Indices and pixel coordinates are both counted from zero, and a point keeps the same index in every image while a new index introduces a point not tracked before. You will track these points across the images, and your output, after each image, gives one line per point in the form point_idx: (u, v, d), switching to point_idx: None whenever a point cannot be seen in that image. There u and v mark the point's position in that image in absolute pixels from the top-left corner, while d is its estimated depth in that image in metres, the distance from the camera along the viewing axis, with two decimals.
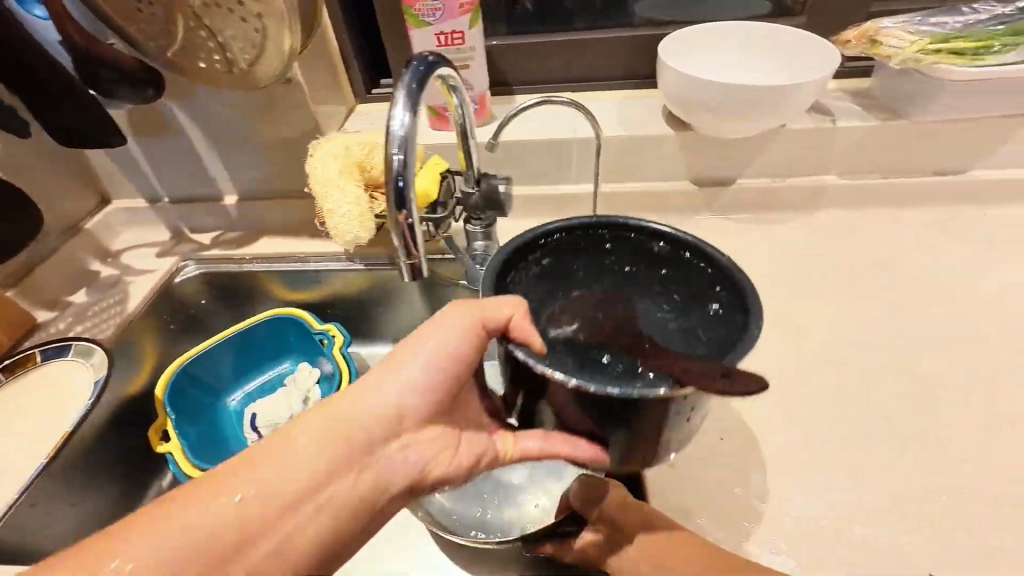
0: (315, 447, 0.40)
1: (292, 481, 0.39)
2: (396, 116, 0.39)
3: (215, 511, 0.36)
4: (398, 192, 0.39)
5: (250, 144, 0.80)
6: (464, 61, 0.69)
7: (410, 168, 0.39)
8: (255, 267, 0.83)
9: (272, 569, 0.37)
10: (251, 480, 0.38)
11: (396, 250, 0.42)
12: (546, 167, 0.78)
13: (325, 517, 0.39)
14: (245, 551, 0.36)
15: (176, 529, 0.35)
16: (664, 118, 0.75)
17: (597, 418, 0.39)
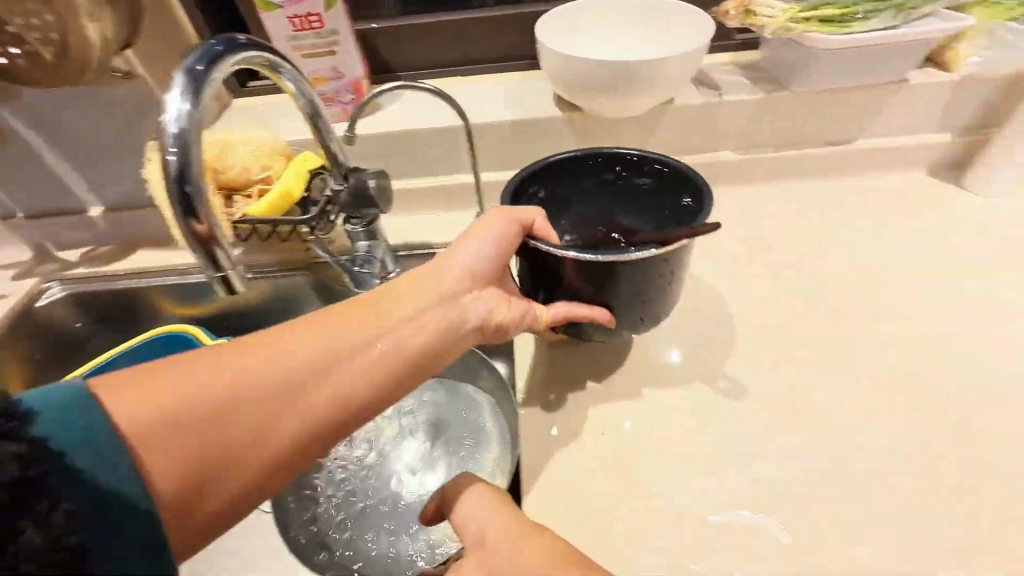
0: (398, 295, 0.46)
1: (385, 316, 0.44)
2: (171, 107, 0.34)
3: (332, 334, 0.42)
4: (186, 200, 0.35)
5: (105, 148, 0.72)
6: (329, 45, 0.64)
7: (198, 173, 0.35)
8: (128, 284, 0.75)
9: (389, 373, 0.43)
10: (347, 316, 0.43)
11: (201, 266, 0.39)
12: (433, 158, 0.73)
13: (422, 335, 0.45)
14: (346, 364, 0.41)
15: (291, 342, 0.40)
16: (554, 99, 0.71)
17: (605, 282, 0.50)
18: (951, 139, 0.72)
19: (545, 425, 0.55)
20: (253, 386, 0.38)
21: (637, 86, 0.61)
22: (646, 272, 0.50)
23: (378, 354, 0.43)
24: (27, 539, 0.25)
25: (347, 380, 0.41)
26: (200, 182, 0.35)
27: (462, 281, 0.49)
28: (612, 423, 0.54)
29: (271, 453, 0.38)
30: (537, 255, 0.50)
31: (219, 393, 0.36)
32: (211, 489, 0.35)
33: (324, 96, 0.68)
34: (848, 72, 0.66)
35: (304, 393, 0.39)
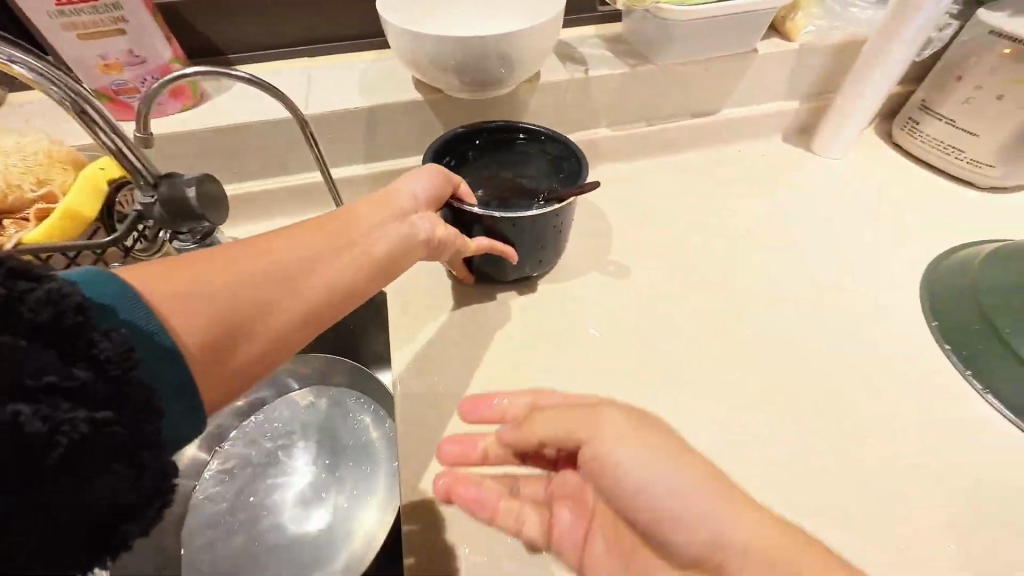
0: (380, 201, 0.45)
1: (372, 220, 0.43)
2: None
3: (305, 237, 0.39)
4: None
5: None
6: (114, 22, 0.52)
7: None
8: None
9: (359, 276, 0.40)
10: (336, 218, 0.42)
11: None
12: (281, 154, 0.64)
13: (390, 242, 0.43)
14: (342, 258, 0.40)
15: (287, 236, 0.38)
16: (414, 81, 0.64)
17: (515, 234, 0.55)
18: (798, 106, 0.77)
19: (425, 441, 0.49)
20: (248, 271, 0.34)
21: (494, 65, 0.57)
22: (546, 226, 0.56)
23: (370, 252, 0.42)
24: (103, 347, 0.26)
25: (325, 277, 0.38)
26: None
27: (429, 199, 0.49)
28: (498, 427, 0.50)
29: (283, 334, 0.35)
30: (461, 214, 0.53)
31: (231, 272, 0.34)
32: (224, 367, 0.33)
33: (123, 86, 0.56)
34: (701, 44, 0.67)
35: (308, 281, 0.37)
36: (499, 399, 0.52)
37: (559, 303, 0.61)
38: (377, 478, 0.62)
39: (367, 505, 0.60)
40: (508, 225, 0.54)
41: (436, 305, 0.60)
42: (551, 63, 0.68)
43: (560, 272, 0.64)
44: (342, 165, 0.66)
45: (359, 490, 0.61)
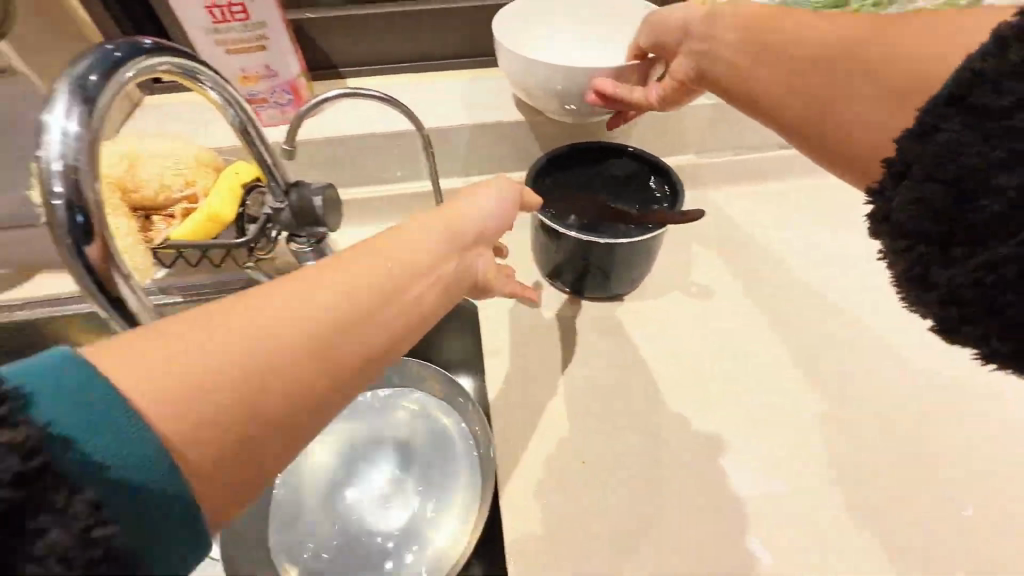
0: (448, 223, 0.34)
1: (435, 242, 0.32)
2: (54, 126, 0.27)
3: (336, 279, 0.26)
4: (74, 228, 0.27)
5: None
6: (258, 39, 0.56)
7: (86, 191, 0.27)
8: (31, 315, 0.66)
9: (415, 331, 0.29)
10: (385, 242, 0.29)
11: (96, 304, 0.30)
12: (386, 164, 0.67)
13: (452, 281, 0.32)
14: (398, 309, 0.27)
15: (313, 283, 0.25)
16: (513, 102, 0.67)
17: (611, 254, 0.57)
18: None
19: (525, 456, 0.52)
20: (265, 352, 0.23)
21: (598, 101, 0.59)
22: (642, 247, 0.57)
23: (429, 291, 0.30)
24: (54, 535, 0.18)
25: (374, 342, 0.26)
26: (96, 216, 0.28)
27: (496, 219, 0.38)
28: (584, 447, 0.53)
29: (317, 415, 0.24)
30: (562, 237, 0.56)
31: (226, 344, 0.22)
32: (237, 484, 0.22)
33: (255, 97, 0.61)
34: None
35: (344, 344, 0.25)
36: (583, 420, 0.55)
37: (646, 328, 0.62)
38: (462, 486, 0.64)
39: (450, 512, 0.62)
40: (601, 249, 0.57)
41: (523, 320, 0.63)
42: None
43: (646, 297, 0.65)
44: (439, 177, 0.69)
45: (444, 495, 0.63)
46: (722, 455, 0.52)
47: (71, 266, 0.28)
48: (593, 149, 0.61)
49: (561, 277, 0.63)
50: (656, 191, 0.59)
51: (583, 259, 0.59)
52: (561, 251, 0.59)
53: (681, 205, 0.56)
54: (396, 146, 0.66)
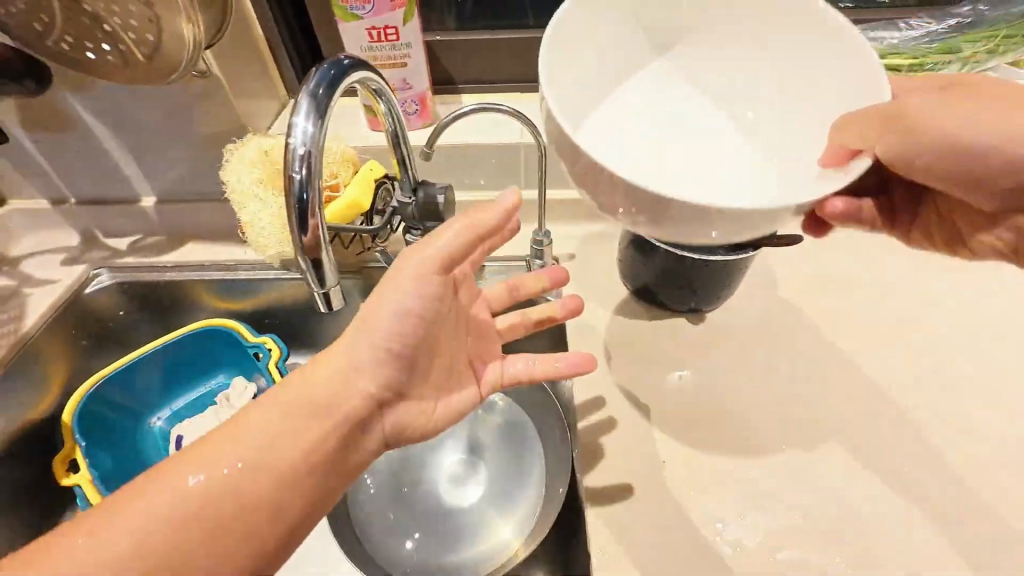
0: (308, 404, 0.44)
1: (309, 422, 0.44)
2: (297, 128, 0.35)
3: (195, 479, 0.40)
4: (302, 208, 0.35)
5: (167, 145, 0.72)
6: (402, 57, 0.65)
7: (315, 182, 0.35)
8: (180, 276, 0.78)
9: (270, 505, 0.41)
10: (236, 445, 0.41)
11: (303, 273, 0.38)
12: (493, 172, 0.74)
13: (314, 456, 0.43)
14: (254, 498, 0.41)
15: (181, 487, 0.40)
16: None
17: (702, 273, 0.60)
18: None
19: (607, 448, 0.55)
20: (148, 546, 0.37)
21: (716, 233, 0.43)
22: (734, 268, 0.60)
23: (293, 472, 0.42)
24: None
25: (231, 527, 0.40)
26: (317, 200, 0.35)
27: (376, 372, 0.46)
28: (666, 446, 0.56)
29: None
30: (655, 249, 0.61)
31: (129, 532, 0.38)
32: None
33: None
34: None
35: (221, 519, 0.40)
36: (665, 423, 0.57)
37: (724, 345, 0.64)
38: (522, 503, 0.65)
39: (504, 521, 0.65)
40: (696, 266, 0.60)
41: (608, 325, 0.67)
42: None
43: (729, 315, 0.67)
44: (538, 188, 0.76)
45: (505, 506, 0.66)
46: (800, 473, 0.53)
47: (293, 237, 0.36)
48: None
49: (647, 290, 0.66)
50: None
51: (672, 275, 0.62)
52: (651, 264, 0.63)
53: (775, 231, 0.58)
54: (505, 157, 0.73)
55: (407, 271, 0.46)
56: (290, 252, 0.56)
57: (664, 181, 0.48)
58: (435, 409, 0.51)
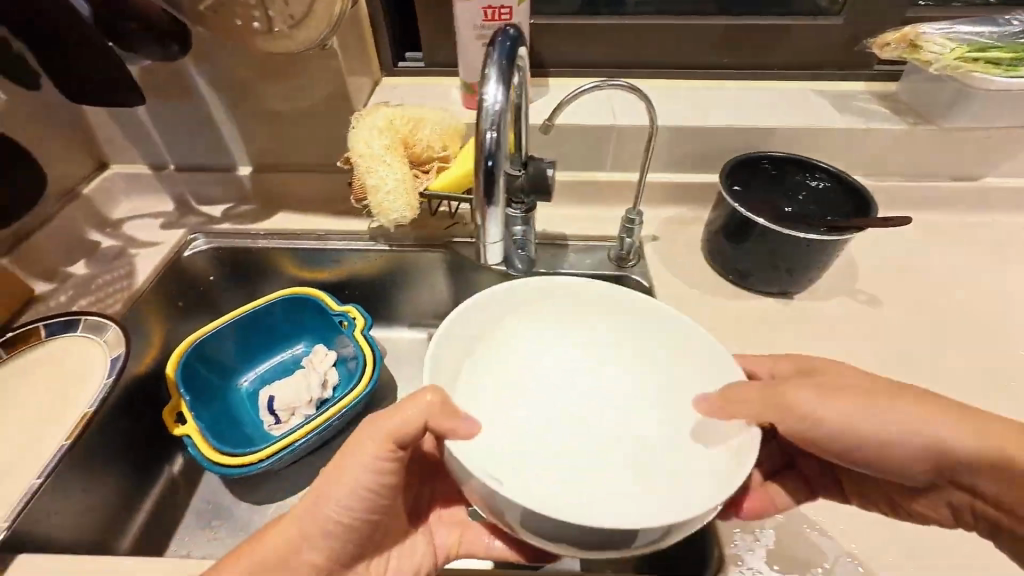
0: (271, 566, 0.44)
1: None
2: (489, 94, 0.37)
3: None
4: (489, 172, 0.38)
5: (272, 115, 0.76)
6: None
7: (502, 148, 0.38)
8: (271, 244, 0.80)
9: None
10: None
11: (478, 232, 0.42)
12: (581, 154, 0.77)
13: None
14: None
15: None
16: (701, 111, 0.75)
17: (801, 254, 0.62)
18: None
19: None
20: None
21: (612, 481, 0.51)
22: (832, 250, 0.62)
23: None
24: None
25: None
26: (503, 162, 0.39)
27: (334, 544, 0.48)
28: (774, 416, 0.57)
29: None
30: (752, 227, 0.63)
31: None
32: None
33: None
34: (992, 113, 0.69)
35: None
36: None
37: (812, 326, 0.66)
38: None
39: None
40: (797, 245, 0.61)
41: (698, 303, 0.69)
42: (829, 111, 0.75)
43: (813, 299, 0.69)
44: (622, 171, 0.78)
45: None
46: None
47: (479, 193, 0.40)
48: (789, 164, 0.66)
49: (739, 272, 0.69)
50: (843, 208, 0.64)
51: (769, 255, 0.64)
52: (747, 245, 0.65)
53: (873, 216, 0.60)
54: (595, 139, 0.75)
55: (367, 447, 0.46)
56: (411, 216, 0.58)
57: (537, 441, 0.54)
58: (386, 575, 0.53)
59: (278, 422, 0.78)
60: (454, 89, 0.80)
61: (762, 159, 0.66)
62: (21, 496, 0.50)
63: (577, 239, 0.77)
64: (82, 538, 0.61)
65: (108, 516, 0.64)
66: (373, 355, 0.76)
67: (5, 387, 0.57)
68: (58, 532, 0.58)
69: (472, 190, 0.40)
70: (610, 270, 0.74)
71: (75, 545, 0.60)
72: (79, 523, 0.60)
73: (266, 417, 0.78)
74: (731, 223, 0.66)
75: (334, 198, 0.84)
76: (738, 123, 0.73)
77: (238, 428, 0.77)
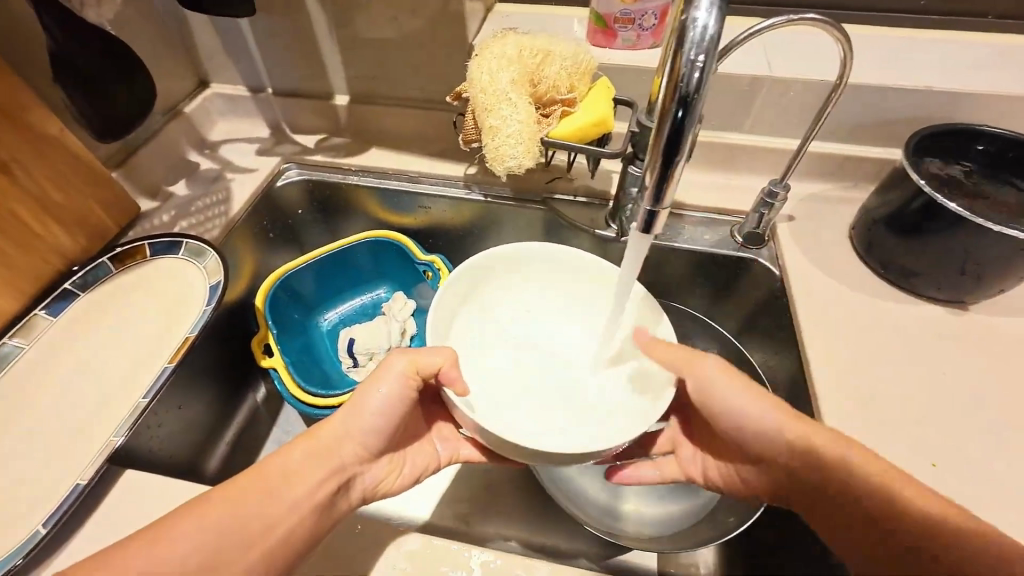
0: (320, 455, 0.44)
1: (307, 475, 0.43)
2: (699, 17, 0.28)
3: (192, 533, 0.37)
4: (681, 120, 0.30)
5: (375, 39, 0.69)
6: None
7: (704, 89, 0.29)
8: (361, 180, 0.76)
9: None
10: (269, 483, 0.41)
11: (642, 194, 0.34)
12: (721, 110, 0.65)
13: (304, 513, 0.41)
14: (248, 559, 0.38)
15: (170, 532, 0.36)
16: (885, 66, 0.61)
17: (1008, 258, 0.49)
18: None
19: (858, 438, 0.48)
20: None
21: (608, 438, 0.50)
22: None
23: (285, 523, 0.40)
24: None
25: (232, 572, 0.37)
26: (699, 109, 0.30)
27: (375, 437, 0.47)
28: (944, 451, 0.47)
29: None
30: (943, 216, 0.50)
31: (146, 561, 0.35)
32: None
33: (625, 15, 0.60)
34: None
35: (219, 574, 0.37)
36: (936, 427, 0.48)
37: (993, 345, 0.54)
38: (694, 502, 0.59)
39: (595, 499, 0.59)
40: (1007, 246, 0.48)
41: (847, 302, 0.58)
42: None
43: (993, 313, 0.57)
44: (764, 134, 0.67)
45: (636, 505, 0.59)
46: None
47: (658, 149, 0.31)
48: (1003, 140, 0.53)
49: (899, 269, 0.57)
50: None
51: (961, 253, 0.51)
52: (927, 239, 0.53)
53: None
54: (741, 92, 0.63)
55: (391, 372, 0.45)
56: (529, 164, 0.51)
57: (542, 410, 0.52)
58: (404, 465, 0.51)
59: (356, 364, 0.77)
60: (576, 22, 0.69)
61: (965, 130, 0.54)
62: (127, 412, 0.50)
63: (698, 209, 0.67)
64: (176, 453, 0.62)
65: (199, 434, 0.65)
66: None
67: (116, 301, 0.58)
68: (157, 447, 0.59)
69: (648, 140, 0.32)
70: (733, 251, 0.64)
71: (170, 456, 0.61)
72: (178, 439, 0.62)
73: (345, 358, 0.78)
74: (903, 214, 0.55)
75: (430, 138, 0.79)
76: (935, 84, 0.58)
77: (318, 364, 0.77)
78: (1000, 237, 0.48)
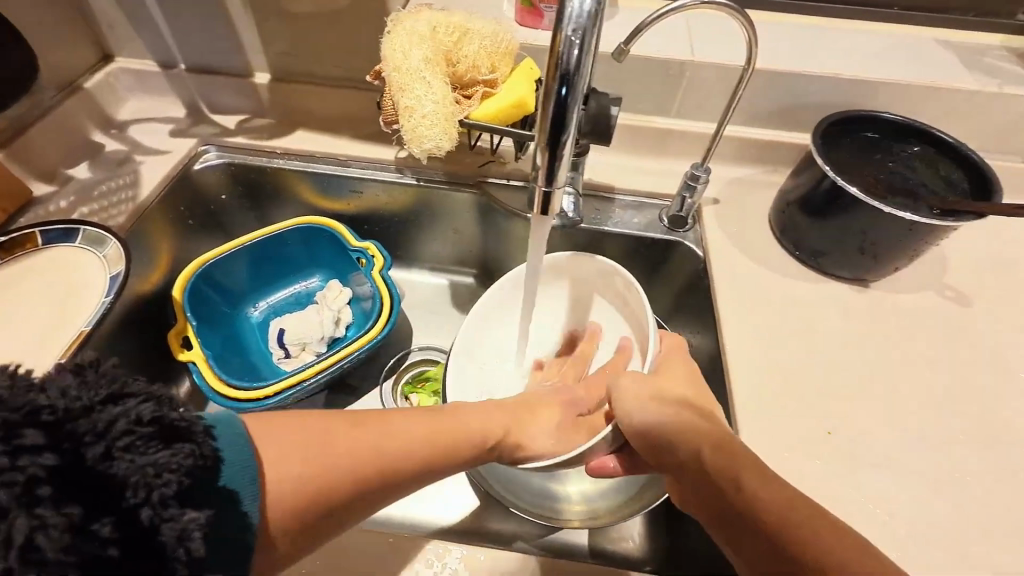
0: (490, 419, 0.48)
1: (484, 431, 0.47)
2: None
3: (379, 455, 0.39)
4: (562, 97, 0.29)
5: (293, 13, 0.65)
6: None
7: (584, 67, 0.29)
8: (286, 163, 0.72)
9: None
10: (399, 436, 0.41)
11: (535, 174, 0.33)
12: (647, 94, 0.66)
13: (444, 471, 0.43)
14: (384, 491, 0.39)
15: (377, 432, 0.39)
16: (798, 54, 0.63)
17: (900, 236, 0.52)
18: None
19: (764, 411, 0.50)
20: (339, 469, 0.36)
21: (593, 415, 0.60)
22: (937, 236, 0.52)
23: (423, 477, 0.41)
24: None
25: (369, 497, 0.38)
26: (582, 86, 0.30)
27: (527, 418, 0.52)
28: (839, 419, 0.50)
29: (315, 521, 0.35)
30: (844, 197, 0.53)
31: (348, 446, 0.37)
32: None
33: None
34: None
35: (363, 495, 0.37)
36: (834, 397, 0.52)
37: (889, 317, 0.58)
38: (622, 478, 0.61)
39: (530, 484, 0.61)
40: (898, 225, 0.52)
41: (763, 281, 0.61)
42: (953, 67, 0.63)
43: (890, 289, 0.61)
44: (689, 119, 0.68)
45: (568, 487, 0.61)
46: (978, 446, 0.49)
47: (545, 128, 0.31)
48: (898, 126, 0.56)
49: (809, 249, 0.60)
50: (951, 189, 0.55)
51: (860, 233, 0.54)
52: (832, 220, 0.56)
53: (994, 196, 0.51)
54: (666, 76, 0.64)
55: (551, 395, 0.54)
56: (446, 145, 0.50)
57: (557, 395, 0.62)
58: None
59: (288, 355, 0.74)
60: None
61: (867, 116, 0.57)
62: None
63: (627, 193, 0.68)
64: None
65: None
66: (388, 298, 0.69)
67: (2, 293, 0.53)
68: None
69: (537, 118, 0.31)
70: (660, 234, 0.66)
71: None
72: None
73: (276, 349, 0.75)
74: (810, 196, 0.57)
75: (360, 119, 0.76)
76: (841, 72, 0.61)
77: (246, 356, 0.74)
78: (891, 217, 0.51)
